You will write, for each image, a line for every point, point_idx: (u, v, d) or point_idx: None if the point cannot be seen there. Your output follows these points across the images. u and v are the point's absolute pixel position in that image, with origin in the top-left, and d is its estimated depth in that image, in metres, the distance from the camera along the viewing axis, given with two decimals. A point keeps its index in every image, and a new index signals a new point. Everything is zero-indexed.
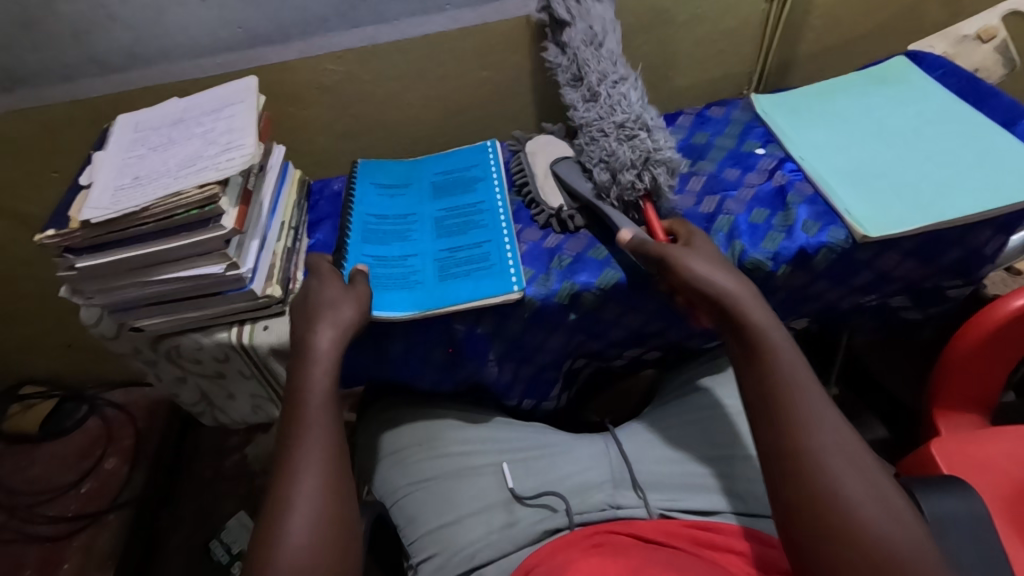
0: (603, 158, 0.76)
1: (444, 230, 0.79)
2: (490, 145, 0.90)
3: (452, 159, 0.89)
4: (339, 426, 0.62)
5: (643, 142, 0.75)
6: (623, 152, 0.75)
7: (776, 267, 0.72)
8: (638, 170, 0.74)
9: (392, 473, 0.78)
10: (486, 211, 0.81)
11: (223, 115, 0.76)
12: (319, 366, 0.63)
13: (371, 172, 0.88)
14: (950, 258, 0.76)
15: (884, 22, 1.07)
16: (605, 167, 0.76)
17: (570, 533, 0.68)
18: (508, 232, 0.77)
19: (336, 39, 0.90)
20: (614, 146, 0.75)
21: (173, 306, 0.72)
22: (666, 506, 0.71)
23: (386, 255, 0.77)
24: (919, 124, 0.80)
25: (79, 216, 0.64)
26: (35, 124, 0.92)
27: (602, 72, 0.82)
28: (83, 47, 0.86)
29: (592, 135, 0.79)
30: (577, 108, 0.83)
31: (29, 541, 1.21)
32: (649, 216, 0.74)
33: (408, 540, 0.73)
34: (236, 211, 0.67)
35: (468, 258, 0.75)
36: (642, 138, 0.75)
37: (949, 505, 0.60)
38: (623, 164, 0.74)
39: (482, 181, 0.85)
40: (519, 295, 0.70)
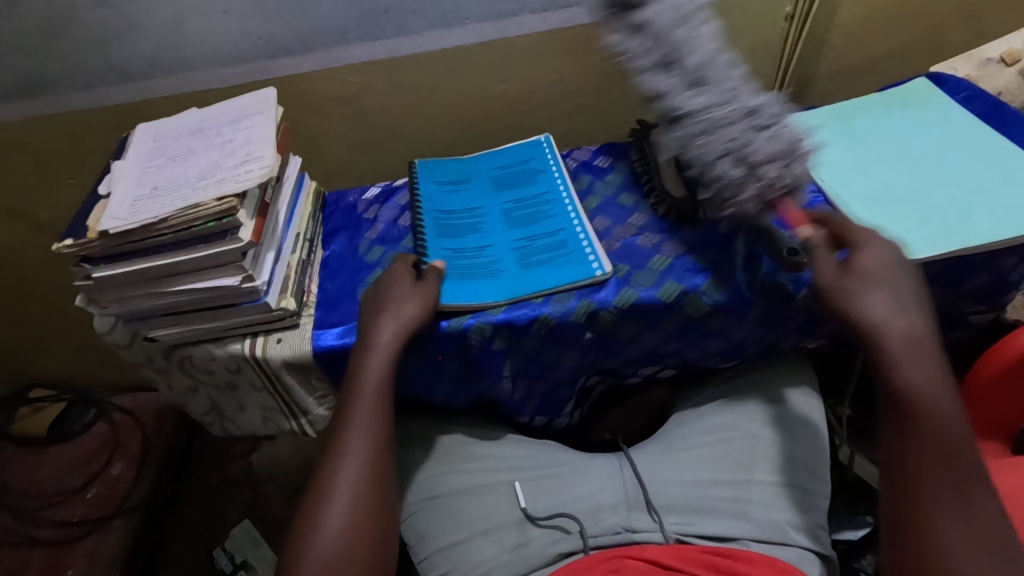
0: (730, 151, 0.68)
1: (514, 220, 0.81)
2: (545, 140, 0.92)
3: (506, 154, 0.90)
4: (385, 422, 0.66)
5: (785, 132, 0.69)
6: (761, 143, 0.68)
7: (796, 290, 0.71)
8: (785, 163, 0.68)
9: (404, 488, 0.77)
10: (553, 201, 0.82)
11: (242, 126, 0.76)
12: (380, 357, 0.66)
13: (430, 170, 0.89)
14: (974, 284, 0.75)
15: (905, 43, 1.06)
16: (738, 160, 0.67)
17: (585, 557, 0.67)
18: (579, 220, 0.79)
19: (355, 51, 0.91)
20: (750, 136, 0.68)
21: (187, 317, 0.72)
22: (681, 531, 0.70)
23: (462, 247, 0.78)
24: (944, 146, 0.79)
25: (97, 226, 0.64)
26: (54, 131, 0.93)
27: (702, 57, 0.73)
28: (105, 55, 0.86)
29: (713, 122, 0.70)
30: (681, 97, 0.72)
31: (35, 544, 1.21)
32: (792, 213, 0.68)
33: (419, 557, 0.72)
34: (253, 223, 0.67)
35: (546, 246, 0.77)
36: (777, 129, 0.70)
37: None
38: (764, 157, 0.67)
39: (544, 173, 0.86)
40: (605, 277, 0.72)
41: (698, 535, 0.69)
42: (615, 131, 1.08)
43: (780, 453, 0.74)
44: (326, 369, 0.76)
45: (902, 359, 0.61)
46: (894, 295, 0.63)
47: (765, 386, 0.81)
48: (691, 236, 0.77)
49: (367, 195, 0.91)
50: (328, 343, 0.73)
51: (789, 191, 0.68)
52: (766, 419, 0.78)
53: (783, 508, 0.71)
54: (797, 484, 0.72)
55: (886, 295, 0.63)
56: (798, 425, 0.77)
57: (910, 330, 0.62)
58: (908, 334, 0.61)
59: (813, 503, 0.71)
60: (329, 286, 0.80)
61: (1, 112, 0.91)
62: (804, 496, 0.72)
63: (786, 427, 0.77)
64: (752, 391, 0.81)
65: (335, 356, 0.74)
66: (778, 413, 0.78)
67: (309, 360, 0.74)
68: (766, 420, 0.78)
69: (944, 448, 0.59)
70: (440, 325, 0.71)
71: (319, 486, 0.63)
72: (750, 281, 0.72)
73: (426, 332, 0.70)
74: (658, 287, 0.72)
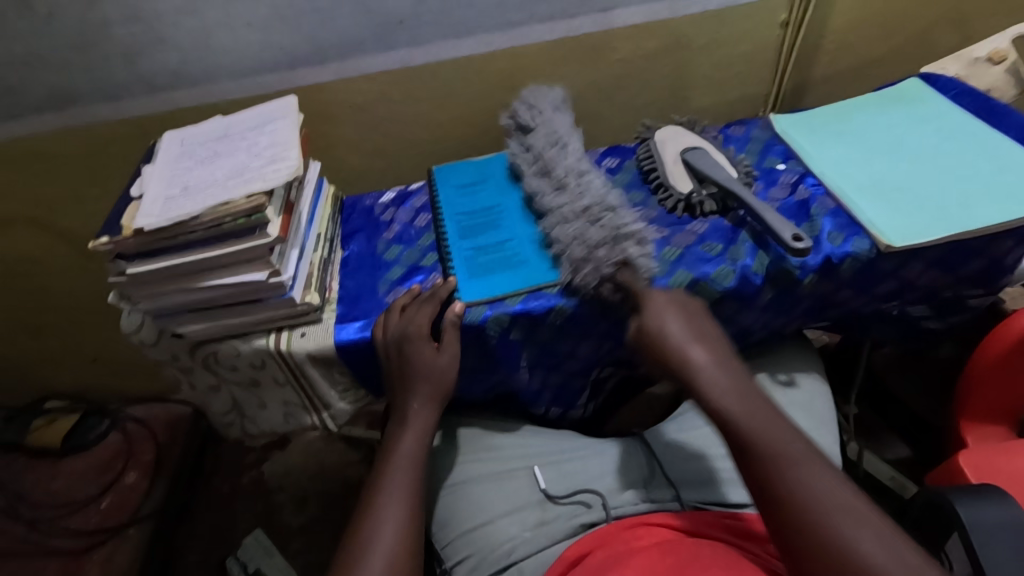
0: (573, 241, 0.72)
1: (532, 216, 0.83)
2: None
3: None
4: (422, 429, 0.70)
5: (612, 219, 0.71)
6: (592, 232, 0.71)
7: (803, 276, 0.74)
8: (608, 247, 0.69)
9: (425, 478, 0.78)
10: None
11: (266, 131, 0.79)
12: (421, 388, 0.71)
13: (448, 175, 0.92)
14: (971, 269, 0.78)
15: (895, 48, 1.11)
16: (574, 253, 0.71)
17: (608, 526, 0.69)
18: None
19: (371, 61, 0.95)
20: (582, 230, 0.72)
21: (215, 312, 0.74)
22: (700, 500, 0.71)
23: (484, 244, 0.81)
24: (938, 140, 0.83)
25: (132, 224, 0.67)
26: (80, 142, 0.96)
27: (570, 166, 0.79)
28: (133, 68, 0.90)
29: (562, 217, 0.75)
30: (544, 196, 0.79)
31: (49, 555, 1.21)
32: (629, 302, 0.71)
33: (442, 543, 0.74)
34: (280, 220, 0.70)
35: None
36: (610, 215, 0.72)
37: (988, 513, 0.60)
38: (593, 241, 0.70)
39: None
40: None
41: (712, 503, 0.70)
42: (619, 136, 1.12)
43: None
44: (348, 362, 0.78)
45: (717, 385, 0.58)
46: (686, 333, 0.62)
47: (772, 372, 0.85)
48: (699, 228, 0.80)
49: (382, 199, 0.94)
50: (350, 337, 0.76)
51: (620, 265, 0.69)
52: (774, 402, 0.81)
53: None
54: None
55: (674, 320, 0.63)
56: (806, 406, 0.81)
57: (714, 360, 0.60)
58: (706, 362, 0.60)
59: None
60: (350, 284, 0.83)
61: (31, 124, 0.94)
62: None
63: (791, 409, 0.81)
64: (762, 377, 0.84)
65: (357, 350, 0.77)
66: (787, 396, 0.82)
67: (333, 353, 0.77)
68: (771, 396, 0.82)
69: (783, 450, 0.53)
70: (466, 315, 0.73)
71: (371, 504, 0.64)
72: (758, 269, 0.74)
73: (452, 332, 0.73)
74: (669, 276, 0.74)
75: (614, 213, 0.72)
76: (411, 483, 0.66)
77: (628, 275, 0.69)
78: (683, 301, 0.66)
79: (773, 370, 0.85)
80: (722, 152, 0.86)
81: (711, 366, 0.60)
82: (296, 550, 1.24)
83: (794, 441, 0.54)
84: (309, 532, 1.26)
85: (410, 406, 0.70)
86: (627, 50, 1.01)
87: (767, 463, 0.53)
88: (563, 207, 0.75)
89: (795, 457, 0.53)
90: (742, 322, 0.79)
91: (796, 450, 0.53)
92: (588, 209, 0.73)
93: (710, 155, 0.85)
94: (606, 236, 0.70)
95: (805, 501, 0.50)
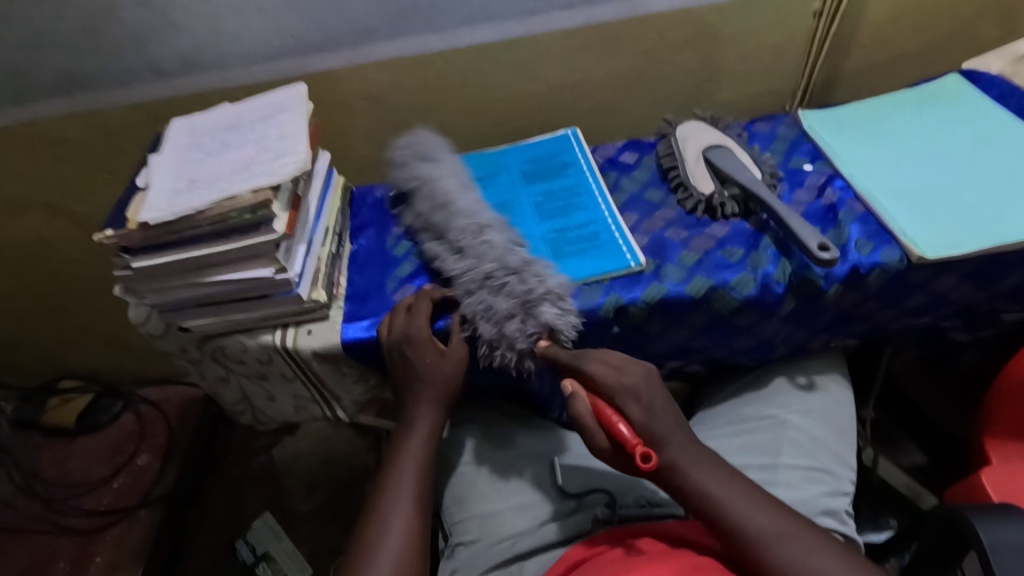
0: (480, 313, 0.69)
1: (546, 213, 0.81)
2: (572, 134, 0.91)
3: (538, 147, 0.90)
4: (428, 436, 0.69)
5: (518, 285, 0.69)
6: (500, 300, 0.69)
7: (828, 286, 0.70)
8: (523, 314, 0.68)
9: (450, 453, 0.81)
10: (584, 193, 0.83)
11: (274, 122, 0.77)
12: (427, 397, 0.70)
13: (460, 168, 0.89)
14: (1009, 283, 0.74)
15: (932, 41, 1.05)
16: (483, 326, 0.69)
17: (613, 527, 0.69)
18: (611, 212, 0.80)
19: (383, 49, 0.92)
20: (509, 276, 0.70)
21: (221, 307, 0.73)
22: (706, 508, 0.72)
23: None
24: (976, 144, 0.78)
25: (137, 217, 0.66)
26: (89, 125, 0.94)
27: (467, 224, 0.75)
28: (142, 53, 0.89)
29: (465, 280, 0.72)
30: (444, 259, 0.75)
31: (64, 532, 1.23)
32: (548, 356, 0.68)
33: (452, 519, 0.76)
34: (287, 215, 0.68)
35: (579, 238, 0.77)
36: (515, 280, 0.69)
37: (1013, 536, 0.57)
38: (503, 314, 0.68)
39: (573, 166, 0.86)
40: (638, 270, 0.73)
41: None
42: (640, 129, 1.08)
43: (802, 437, 0.77)
44: (356, 361, 0.77)
45: (689, 465, 0.60)
46: (657, 424, 0.61)
47: (795, 376, 0.83)
48: (719, 231, 0.77)
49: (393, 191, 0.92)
50: (357, 335, 0.74)
51: (536, 335, 0.68)
52: (797, 408, 0.79)
53: (812, 487, 0.73)
54: (824, 466, 0.75)
55: (639, 410, 0.62)
56: (825, 413, 0.79)
57: (688, 448, 0.61)
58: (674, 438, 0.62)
59: (838, 491, 0.74)
60: (357, 280, 0.82)
61: (41, 108, 0.93)
62: (829, 479, 0.74)
63: (816, 413, 0.79)
64: (783, 380, 0.82)
65: (365, 348, 0.75)
66: (809, 402, 0.80)
67: (339, 351, 0.75)
68: (789, 404, 0.80)
69: (756, 530, 0.57)
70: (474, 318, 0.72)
71: (378, 509, 0.63)
72: (780, 276, 0.71)
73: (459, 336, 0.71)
74: (601, 298, 0.71)
75: (514, 270, 0.70)
76: (417, 482, 0.66)
77: (548, 347, 0.68)
78: (644, 384, 0.63)
79: (793, 374, 0.83)
80: (745, 152, 0.83)
81: (687, 456, 0.61)
82: (304, 535, 1.25)
83: (765, 519, 0.57)
84: (319, 518, 1.27)
85: (416, 411, 0.70)
86: (649, 41, 0.96)
87: (751, 548, 0.56)
88: (465, 265, 0.73)
89: (773, 534, 0.57)
90: (763, 333, 0.76)
91: (775, 525, 0.57)
92: (491, 274, 0.70)
93: (733, 154, 0.81)
94: (513, 305, 0.68)
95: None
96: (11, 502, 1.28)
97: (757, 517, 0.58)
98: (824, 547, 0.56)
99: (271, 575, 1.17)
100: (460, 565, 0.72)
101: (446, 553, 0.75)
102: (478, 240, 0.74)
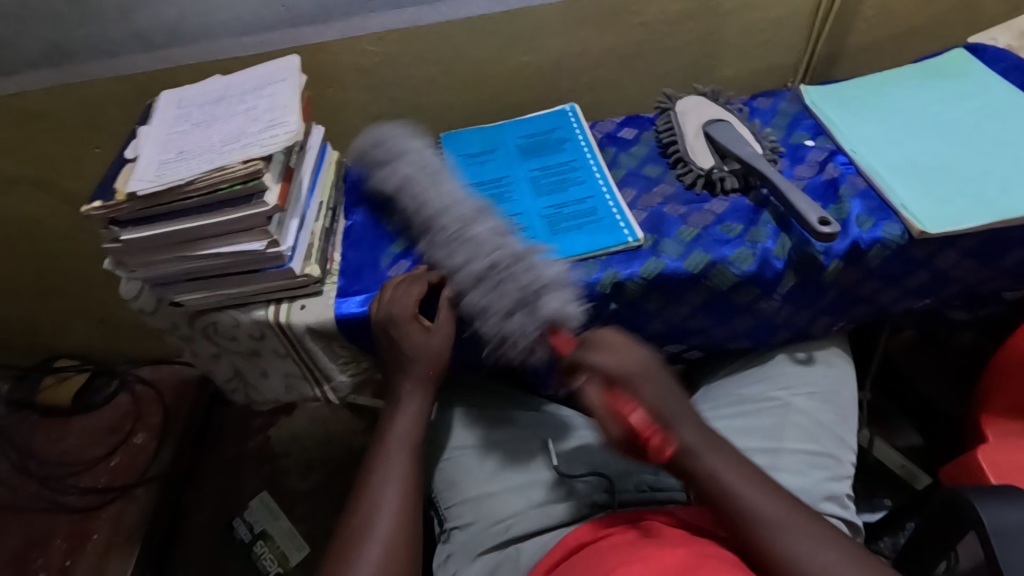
0: (491, 304, 0.66)
1: (544, 188, 0.79)
2: (570, 109, 0.90)
3: (534, 122, 0.88)
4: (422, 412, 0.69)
5: (521, 277, 0.66)
6: (504, 294, 0.66)
7: (828, 262, 0.70)
8: (525, 308, 0.65)
9: (440, 437, 0.81)
10: (581, 168, 0.81)
11: (265, 93, 0.75)
12: (421, 375, 0.69)
13: (454, 143, 0.87)
14: (1011, 259, 0.73)
15: (938, 15, 1.03)
16: (489, 326, 0.67)
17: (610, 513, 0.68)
18: (609, 187, 0.79)
19: (377, 20, 0.90)
20: (515, 269, 0.66)
21: (213, 282, 0.72)
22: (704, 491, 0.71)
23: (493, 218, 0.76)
24: (981, 119, 0.77)
25: (125, 188, 0.65)
26: (77, 98, 0.92)
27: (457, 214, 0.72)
28: (129, 22, 0.87)
29: (465, 274, 0.69)
30: (441, 250, 0.72)
31: (60, 510, 1.24)
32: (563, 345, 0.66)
33: (446, 504, 0.77)
34: (279, 187, 0.67)
35: (577, 213, 0.76)
36: (515, 272, 0.66)
37: (1012, 516, 0.57)
38: (503, 311, 0.66)
39: (570, 141, 0.85)
40: (635, 245, 0.72)
41: None
42: (639, 105, 1.06)
43: (798, 418, 0.77)
44: (350, 337, 0.77)
45: (702, 448, 0.60)
46: (668, 408, 0.62)
47: (793, 355, 0.82)
48: (718, 207, 0.76)
49: None
50: (350, 311, 0.74)
51: (547, 324, 0.65)
52: (797, 388, 0.79)
53: (808, 470, 0.73)
54: (822, 448, 0.75)
55: (652, 393, 0.62)
56: (822, 392, 0.79)
57: (703, 434, 0.61)
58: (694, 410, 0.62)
59: (837, 474, 0.73)
60: (352, 255, 0.80)
61: (27, 79, 0.91)
62: (827, 461, 0.74)
63: (814, 393, 0.79)
64: (782, 358, 0.82)
65: (358, 324, 0.75)
66: (810, 381, 0.80)
67: (333, 327, 0.75)
68: (787, 384, 0.80)
69: (767, 516, 0.56)
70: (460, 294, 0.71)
71: (371, 490, 0.63)
72: (780, 252, 0.70)
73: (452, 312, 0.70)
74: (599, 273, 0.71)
75: (517, 267, 0.67)
76: (409, 463, 0.66)
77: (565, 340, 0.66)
78: (649, 371, 0.63)
79: (791, 349, 0.83)
80: (746, 127, 0.82)
81: (701, 441, 0.61)
82: (302, 514, 1.25)
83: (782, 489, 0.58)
84: (316, 497, 1.27)
85: (408, 390, 0.70)
86: (649, 14, 0.94)
87: (763, 532, 0.56)
88: (467, 261, 0.69)
89: (787, 506, 0.57)
90: (762, 310, 0.76)
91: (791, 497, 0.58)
92: (493, 268, 0.67)
93: (734, 128, 0.80)
94: (513, 301, 0.65)
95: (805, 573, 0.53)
96: (7, 480, 1.28)
97: (769, 504, 0.57)
98: (833, 538, 0.55)
99: (269, 552, 1.19)
100: (457, 548, 0.73)
101: (442, 538, 0.76)
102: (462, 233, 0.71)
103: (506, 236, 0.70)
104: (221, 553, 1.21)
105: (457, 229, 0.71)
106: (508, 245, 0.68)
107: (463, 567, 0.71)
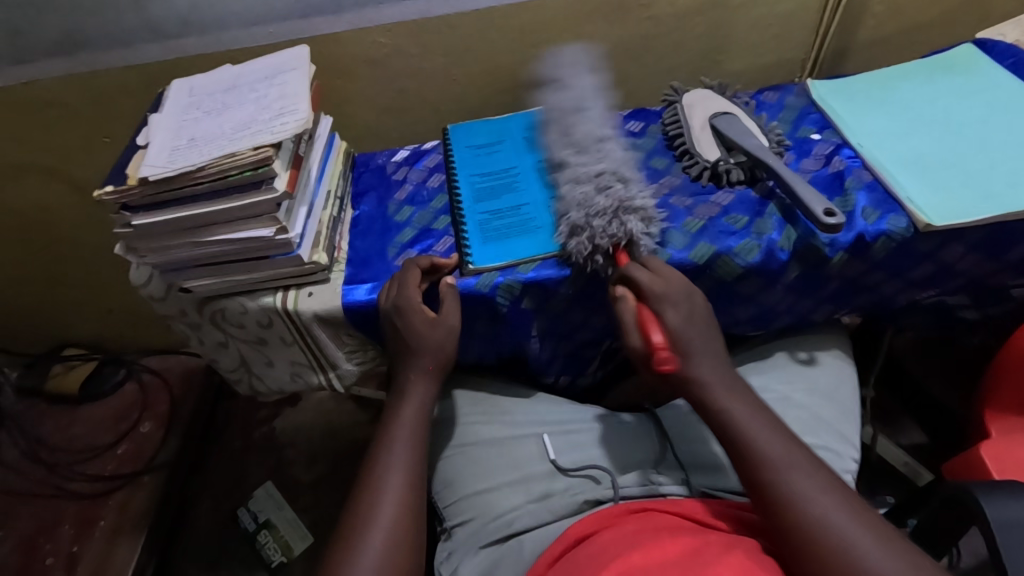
0: (576, 206, 0.72)
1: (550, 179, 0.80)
2: None
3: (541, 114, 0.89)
4: (425, 400, 0.70)
5: (618, 191, 0.72)
6: (597, 199, 0.71)
7: (833, 253, 0.70)
8: (610, 217, 0.69)
9: (435, 438, 0.81)
10: None
11: (275, 82, 0.76)
12: (424, 363, 0.70)
13: (462, 135, 0.88)
14: (1016, 253, 0.73)
15: (947, 12, 1.03)
16: (572, 219, 0.71)
17: (613, 505, 0.69)
18: None
19: (386, 11, 0.90)
20: (626, 181, 0.74)
21: (221, 268, 0.73)
22: (709, 486, 0.71)
23: (499, 209, 0.77)
24: (988, 114, 0.77)
25: (136, 174, 0.65)
26: (90, 88, 0.93)
27: (591, 129, 0.78)
28: (142, 12, 0.87)
29: (575, 176, 0.75)
30: (563, 154, 0.78)
31: (68, 497, 1.25)
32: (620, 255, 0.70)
33: (445, 503, 0.77)
34: (288, 174, 0.68)
35: None
36: (616, 189, 0.73)
37: (1017, 510, 0.57)
38: (596, 210, 0.70)
39: None
40: None
41: (726, 490, 0.70)
42: (645, 99, 1.07)
43: (800, 414, 0.77)
44: (356, 324, 0.77)
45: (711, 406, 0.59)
46: (690, 337, 0.62)
47: (794, 352, 0.82)
48: (724, 199, 0.76)
49: (395, 158, 0.91)
50: (358, 299, 0.74)
51: (614, 239, 0.69)
52: (797, 383, 0.80)
53: None
54: (824, 444, 0.75)
55: (679, 317, 0.62)
56: (823, 390, 0.79)
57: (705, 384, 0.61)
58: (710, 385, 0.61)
59: (840, 467, 0.73)
60: (359, 244, 0.81)
61: (40, 68, 0.92)
62: (830, 456, 0.74)
63: (815, 391, 0.79)
64: (782, 356, 0.82)
65: (365, 312, 0.75)
66: (808, 377, 0.80)
67: (340, 314, 0.76)
68: (791, 381, 0.80)
69: (772, 458, 0.57)
70: (459, 282, 0.72)
71: (373, 480, 0.64)
72: (785, 244, 0.71)
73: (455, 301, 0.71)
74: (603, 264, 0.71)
75: (628, 185, 0.73)
76: (410, 451, 0.66)
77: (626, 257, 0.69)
78: (684, 296, 0.63)
79: (793, 350, 0.83)
80: (753, 119, 0.82)
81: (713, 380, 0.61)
82: (307, 504, 1.26)
83: (780, 447, 0.57)
84: (320, 487, 1.28)
85: (410, 379, 0.70)
86: (658, 8, 0.95)
87: (766, 472, 0.56)
88: (580, 177, 0.74)
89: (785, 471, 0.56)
90: (765, 302, 0.76)
91: (789, 457, 0.57)
92: (599, 179, 0.74)
93: (740, 121, 0.80)
94: (610, 205, 0.70)
95: (808, 521, 0.53)
96: (16, 466, 1.30)
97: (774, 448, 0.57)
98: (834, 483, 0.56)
99: (274, 542, 1.20)
100: (459, 546, 0.73)
101: (444, 536, 0.76)
102: (581, 155, 0.77)
103: (605, 141, 0.78)
104: (225, 541, 1.22)
105: (568, 151, 0.77)
106: (613, 172, 0.75)
107: (464, 562, 0.72)
